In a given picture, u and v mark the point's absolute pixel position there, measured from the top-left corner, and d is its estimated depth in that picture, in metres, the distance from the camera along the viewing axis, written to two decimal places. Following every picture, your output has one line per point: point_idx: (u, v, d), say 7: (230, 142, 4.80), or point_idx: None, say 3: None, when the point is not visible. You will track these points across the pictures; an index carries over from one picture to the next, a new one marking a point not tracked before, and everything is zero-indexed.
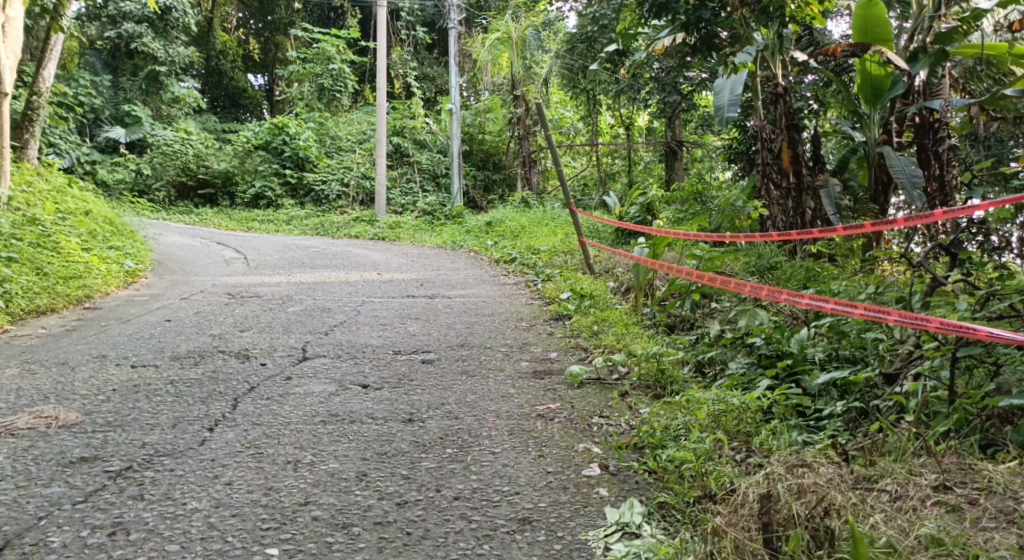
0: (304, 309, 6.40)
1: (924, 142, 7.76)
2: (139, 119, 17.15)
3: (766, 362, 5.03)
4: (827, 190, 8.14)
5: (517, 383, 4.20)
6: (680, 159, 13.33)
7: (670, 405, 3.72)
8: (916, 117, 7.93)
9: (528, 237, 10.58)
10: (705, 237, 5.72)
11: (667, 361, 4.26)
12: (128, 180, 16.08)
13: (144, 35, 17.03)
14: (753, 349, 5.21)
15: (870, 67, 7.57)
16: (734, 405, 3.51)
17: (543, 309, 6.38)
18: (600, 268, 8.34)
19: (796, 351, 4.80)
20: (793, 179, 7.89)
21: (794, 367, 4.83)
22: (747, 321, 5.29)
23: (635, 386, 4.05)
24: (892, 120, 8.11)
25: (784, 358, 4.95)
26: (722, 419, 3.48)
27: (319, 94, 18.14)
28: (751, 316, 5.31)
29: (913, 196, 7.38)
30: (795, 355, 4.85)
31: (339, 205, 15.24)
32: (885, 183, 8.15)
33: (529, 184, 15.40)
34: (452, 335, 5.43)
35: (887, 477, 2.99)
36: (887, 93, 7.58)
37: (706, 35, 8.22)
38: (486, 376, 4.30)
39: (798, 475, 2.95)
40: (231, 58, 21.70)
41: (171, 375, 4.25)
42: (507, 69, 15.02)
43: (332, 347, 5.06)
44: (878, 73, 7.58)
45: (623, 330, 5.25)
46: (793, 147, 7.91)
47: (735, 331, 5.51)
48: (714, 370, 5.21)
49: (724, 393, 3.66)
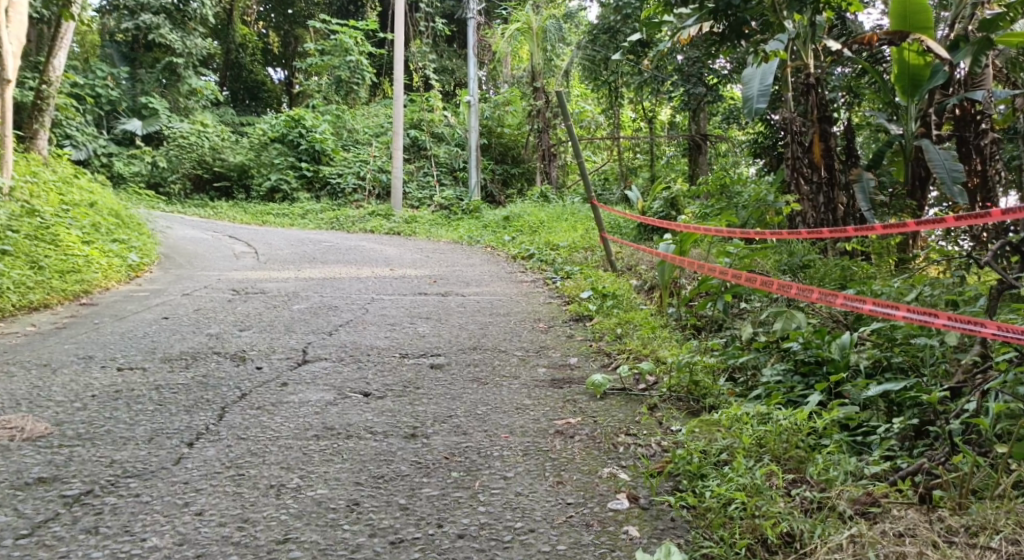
0: (310, 307, 6.05)
1: (965, 135, 7.46)
2: (156, 111, 16.81)
3: (805, 373, 4.65)
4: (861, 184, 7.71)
5: (534, 392, 3.83)
6: (705, 153, 12.89)
7: (706, 422, 3.36)
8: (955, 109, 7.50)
9: (546, 233, 10.19)
10: (730, 232, 5.34)
11: (700, 370, 3.88)
12: (144, 173, 15.81)
13: (162, 26, 16.78)
14: (790, 356, 4.82)
15: (908, 56, 7.05)
16: (782, 427, 3.15)
17: (563, 309, 5.99)
18: (622, 264, 7.95)
19: (838, 360, 4.45)
20: (825, 174, 7.50)
21: (835, 375, 4.50)
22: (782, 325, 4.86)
23: (666, 399, 3.68)
24: (930, 111, 7.49)
25: (823, 368, 4.60)
26: (768, 443, 3.12)
27: (336, 87, 17.81)
28: (786, 318, 4.77)
29: (953, 192, 6.91)
30: (835, 363, 4.50)
31: (354, 199, 14.89)
32: (923, 178, 7.70)
33: (549, 178, 14.96)
34: (464, 338, 5.06)
35: (992, 532, 2.58)
36: (926, 83, 7.08)
37: (735, 22, 7.78)
38: (499, 384, 3.93)
39: (890, 536, 2.63)
40: (250, 52, 21.45)
41: (158, 379, 3.91)
42: (526, 61, 14.65)
43: (335, 349, 4.71)
44: (917, 62, 7.08)
45: (648, 333, 4.87)
46: (824, 140, 7.58)
47: (768, 334, 5.11)
48: (746, 377, 4.83)
49: (770, 412, 3.29)
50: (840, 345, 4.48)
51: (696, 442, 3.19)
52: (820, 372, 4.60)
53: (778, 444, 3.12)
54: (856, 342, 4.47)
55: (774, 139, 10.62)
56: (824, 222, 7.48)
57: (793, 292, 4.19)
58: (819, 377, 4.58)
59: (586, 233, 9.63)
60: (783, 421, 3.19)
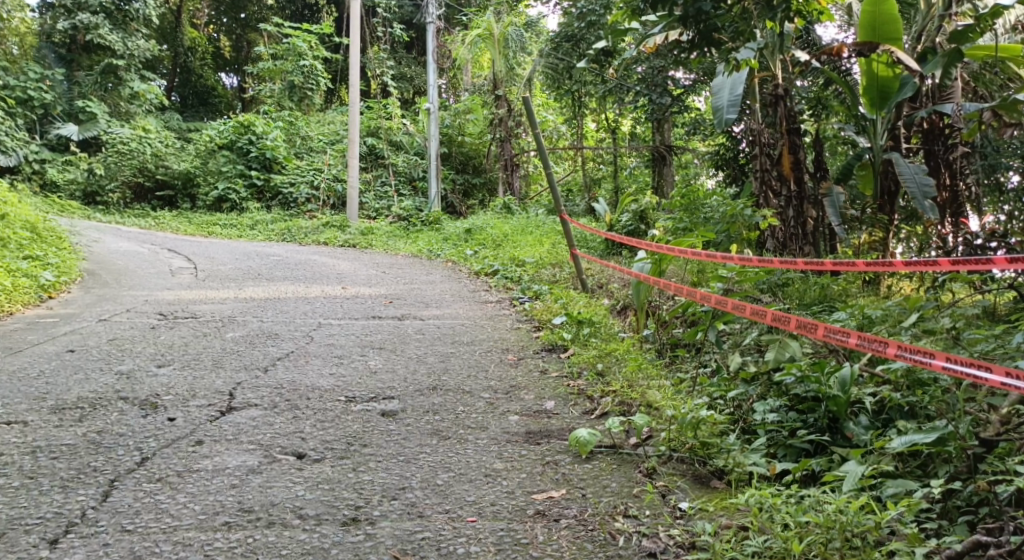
0: (246, 336, 5.33)
1: (933, 148, 7.28)
2: (95, 116, 15.77)
3: (803, 411, 4.10)
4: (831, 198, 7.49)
5: (506, 452, 3.21)
6: (670, 164, 12.22)
7: (722, 504, 2.92)
8: (923, 123, 7.35)
9: (511, 247, 9.50)
10: (719, 254, 4.75)
11: (705, 423, 3.32)
12: (79, 180, 14.71)
13: (101, 26, 15.84)
14: (786, 389, 4.25)
15: (877, 68, 6.73)
16: (835, 520, 2.69)
17: (533, 338, 5.33)
18: (592, 282, 7.37)
19: (841, 397, 3.93)
20: (794, 187, 7.29)
21: (838, 415, 3.94)
22: (775, 356, 4.33)
23: (666, 463, 3.15)
24: (898, 125, 7.29)
25: (822, 404, 4.06)
26: (818, 543, 2.67)
27: (289, 92, 16.93)
28: (779, 347, 4.35)
29: (924, 207, 6.74)
30: (836, 399, 3.97)
31: (307, 209, 14.15)
32: (892, 192, 7.36)
33: (511, 190, 14.10)
34: (421, 375, 4.38)
35: None
36: (894, 95, 6.79)
37: None
38: (464, 441, 3.29)
39: None
40: (200, 56, 20.56)
41: (37, 441, 3.23)
42: (487, 69, 14.01)
43: (267, 392, 3.96)
44: (886, 74, 6.74)
45: (634, 371, 4.26)
46: (794, 152, 7.32)
47: (761, 363, 4.53)
48: (736, 421, 4.24)
49: (813, 500, 2.81)
50: (841, 380, 3.95)
51: (720, 541, 2.73)
52: (819, 408, 4.07)
53: (825, 539, 2.68)
54: (858, 375, 3.96)
55: (742, 150, 10.10)
56: (794, 237, 7.28)
57: (823, 331, 3.61)
58: (818, 414, 4.05)
59: (553, 248, 8.97)
60: (829, 510, 2.71)
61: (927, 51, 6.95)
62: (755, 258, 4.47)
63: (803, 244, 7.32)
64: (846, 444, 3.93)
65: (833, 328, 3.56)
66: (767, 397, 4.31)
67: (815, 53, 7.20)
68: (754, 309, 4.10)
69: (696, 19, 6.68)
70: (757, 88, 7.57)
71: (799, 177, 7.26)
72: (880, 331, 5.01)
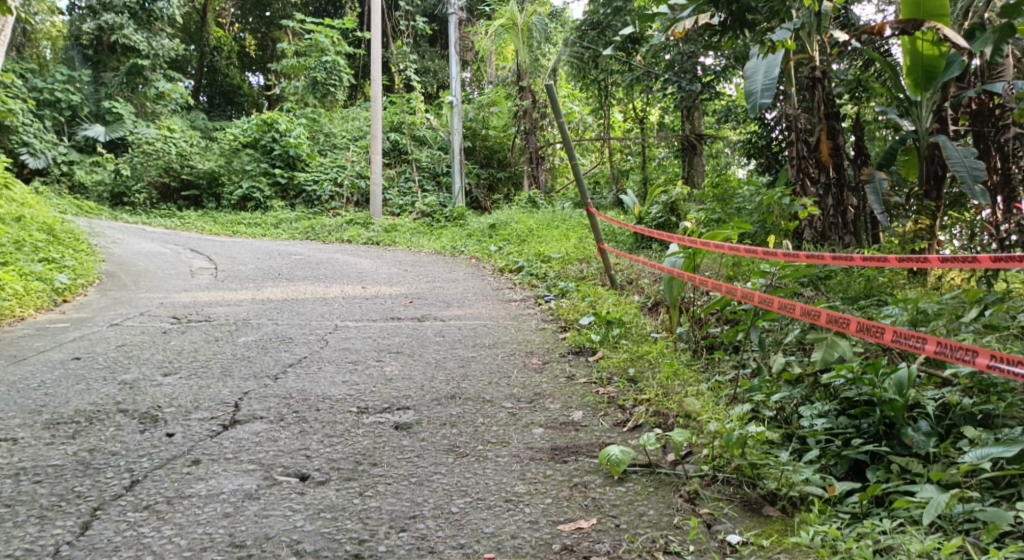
0: (259, 340, 5.07)
1: (983, 130, 6.92)
2: (120, 116, 15.64)
3: (857, 416, 3.85)
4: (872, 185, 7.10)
5: (528, 474, 3.01)
6: (701, 154, 11.83)
7: (782, 541, 2.73)
8: (972, 102, 7.03)
9: (537, 243, 9.19)
10: (752, 248, 4.45)
11: (753, 440, 3.09)
12: (106, 182, 14.52)
13: (125, 26, 15.69)
14: (836, 393, 4.02)
15: (920, 46, 6.31)
16: None
17: (560, 339, 5.02)
18: (622, 277, 7.06)
19: (899, 400, 3.70)
20: (832, 173, 6.97)
21: (895, 420, 3.71)
22: (823, 356, 4.06)
23: (712, 488, 2.95)
24: (945, 106, 6.87)
25: (877, 409, 3.81)
26: None
27: (312, 89, 16.66)
28: (826, 347, 4.09)
29: (974, 193, 6.36)
30: (893, 403, 3.74)
31: (331, 206, 13.95)
32: (940, 177, 6.84)
33: (536, 183, 13.77)
34: (440, 381, 4.10)
35: None
36: (939, 76, 6.37)
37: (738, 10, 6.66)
38: (480, 461, 3.07)
39: None
40: (225, 55, 20.39)
41: (24, 462, 3.04)
42: (512, 60, 13.69)
43: (275, 403, 3.69)
44: (930, 52, 6.34)
45: (669, 378, 3.96)
46: (832, 138, 7.01)
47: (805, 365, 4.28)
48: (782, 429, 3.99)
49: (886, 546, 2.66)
50: (898, 382, 3.74)
51: None
52: (874, 413, 3.81)
53: None
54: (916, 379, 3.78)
55: (774, 137, 9.71)
56: (833, 226, 6.98)
57: (891, 334, 3.39)
58: (873, 420, 3.79)
59: (580, 243, 8.64)
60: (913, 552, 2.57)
61: (975, 28, 6.53)
62: (791, 253, 4.16)
63: (843, 235, 7.01)
64: (905, 452, 3.68)
65: (906, 332, 3.35)
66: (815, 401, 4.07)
67: (855, 33, 6.82)
68: (803, 310, 3.86)
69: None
70: (791, 72, 7.22)
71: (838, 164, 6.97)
72: (933, 328, 4.68)
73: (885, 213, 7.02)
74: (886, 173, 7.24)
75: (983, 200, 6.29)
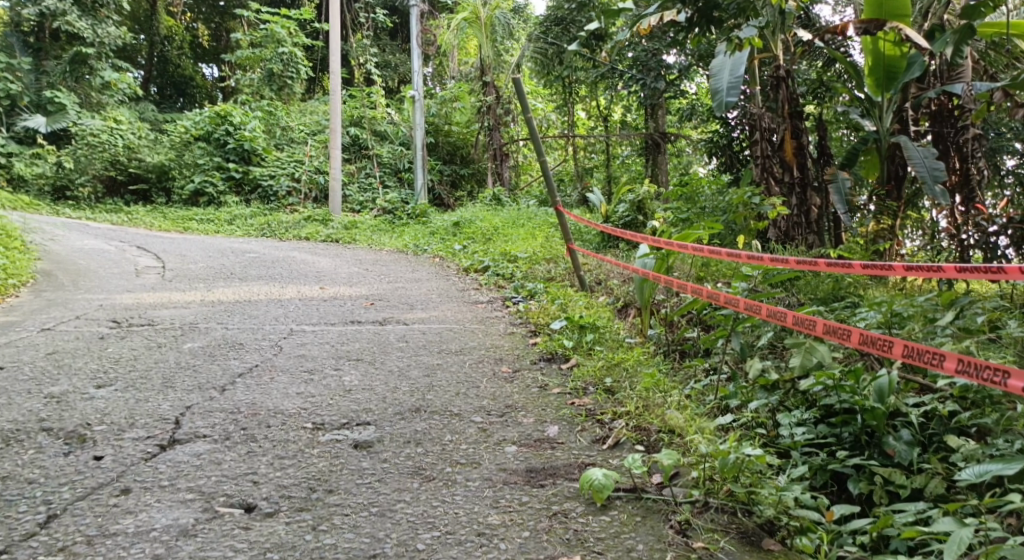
0: (206, 346, 4.74)
1: (942, 130, 6.80)
2: (63, 106, 15.00)
3: (837, 425, 3.87)
4: (836, 185, 6.92)
5: (493, 502, 2.84)
6: (665, 153, 11.56)
7: None
8: (931, 104, 6.88)
9: (502, 241, 8.91)
10: (721, 249, 4.27)
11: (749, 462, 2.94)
12: (48, 174, 13.89)
13: (69, 13, 15.04)
14: (814, 400, 4.05)
15: (884, 46, 6.20)
16: None
17: (529, 345, 4.75)
18: (591, 277, 6.82)
19: (880, 409, 3.72)
20: (796, 173, 6.96)
21: (877, 429, 3.75)
22: (801, 362, 4.02)
23: (712, 518, 2.83)
24: (905, 107, 6.74)
25: (857, 417, 3.84)
26: None
27: (268, 81, 16.17)
28: (805, 353, 4.06)
29: (935, 193, 6.18)
30: (874, 411, 3.76)
31: (288, 202, 13.54)
32: (900, 177, 6.85)
33: (500, 180, 13.48)
34: (403, 393, 3.82)
35: None
36: (902, 76, 6.23)
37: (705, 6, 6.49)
38: (449, 490, 2.88)
39: None
40: (177, 44, 19.73)
41: None
42: (474, 55, 13.39)
43: (221, 419, 3.36)
44: (892, 53, 6.23)
45: (648, 388, 3.70)
46: (796, 137, 6.97)
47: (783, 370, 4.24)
48: (754, 435, 3.97)
49: None
50: (880, 389, 3.73)
51: None
52: (854, 422, 3.84)
53: None
54: (896, 384, 3.75)
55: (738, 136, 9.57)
56: (796, 225, 6.91)
57: (904, 350, 3.22)
58: (853, 429, 3.82)
59: (546, 242, 8.38)
60: None
61: (936, 28, 6.41)
62: (777, 258, 3.92)
63: (807, 234, 6.95)
64: (886, 461, 3.70)
65: (921, 347, 3.19)
66: (793, 409, 4.08)
67: (818, 33, 6.69)
68: (798, 319, 3.66)
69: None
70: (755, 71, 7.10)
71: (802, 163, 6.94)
72: (909, 333, 4.55)
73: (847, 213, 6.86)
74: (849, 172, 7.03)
75: (943, 203, 6.15)
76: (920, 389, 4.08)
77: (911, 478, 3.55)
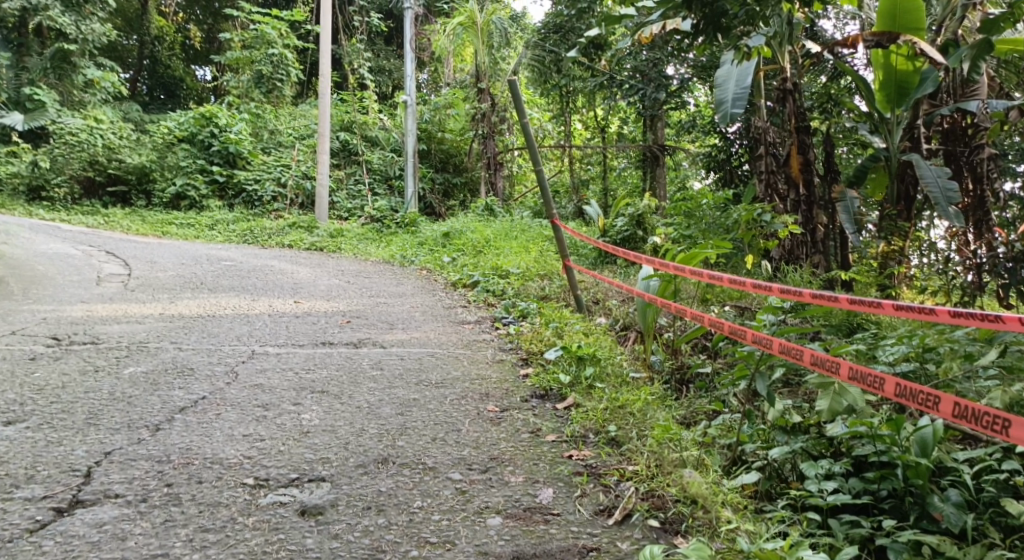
0: (150, 372, 4.14)
1: (955, 150, 6.14)
2: (43, 104, 14.32)
3: (873, 481, 3.24)
4: (845, 203, 6.37)
5: None
6: (663, 166, 10.92)
7: None
8: (943, 121, 6.22)
9: (493, 255, 8.33)
10: (733, 278, 3.59)
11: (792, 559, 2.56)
12: (23, 174, 13.14)
13: (51, 7, 14.31)
14: (843, 449, 3.43)
15: (895, 61, 5.67)
16: None
17: (521, 379, 4.14)
18: (587, 297, 6.23)
19: (924, 464, 3.14)
20: (803, 190, 6.37)
21: (921, 487, 3.15)
22: (831, 407, 3.33)
23: None
24: (917, 123, 6.06)
25: (898, 471, 3.24)
26: None
27: (257, 83, 15.52)
28: (834, 394, 3.36)
29: (949, 216, 5.61)
30: (918, 467, 3.16)
31: (273, 208, 12.97)
32: (909, 197, 6.21)
33: (494, 190, 12.87)
34: (370, 438, 3.23)
35: None
36: (914, 92, 5.73)
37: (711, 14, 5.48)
38: None
39: None
40: (167, 45, 19.05)
41: None
42: (470, 60, 12.83)
43: (138, 476, 2.86)
44: (905, 68, 5.69)
45: (661, 442, 3.18)
46: (803, 152, 6.42)
47: (809, 414, 3.66)
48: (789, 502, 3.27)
49: None
50: (922, 441, 3.19)
51: None
52: (895, 477, 3.23)
53: None
54: (941, 436, 3.20)
55: (736, 151, 9.01)
56: (802, 244, 6.33)
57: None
58: (893, 486, 3.22)
59: (540, 257, 7.79)
60: None
61: (950, 42, 5.79)
62: (820, 293, 3.19)
63: (814, 253, 6.36)
64: (932, 528, 3.11)
65: None
66: (818, 458, 3.43)
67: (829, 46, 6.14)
68: (858, 373, 2.95)
69: (702, 1, 5.40)
70: (761, 83, 6.55)
71: (810, 179, 6.37)
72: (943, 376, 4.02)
73: (857, 233, 6.32)
74: (857, 191, 6.50)
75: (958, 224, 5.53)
76: (963, 440, 3.52)
77: (964, 549, 2.97)
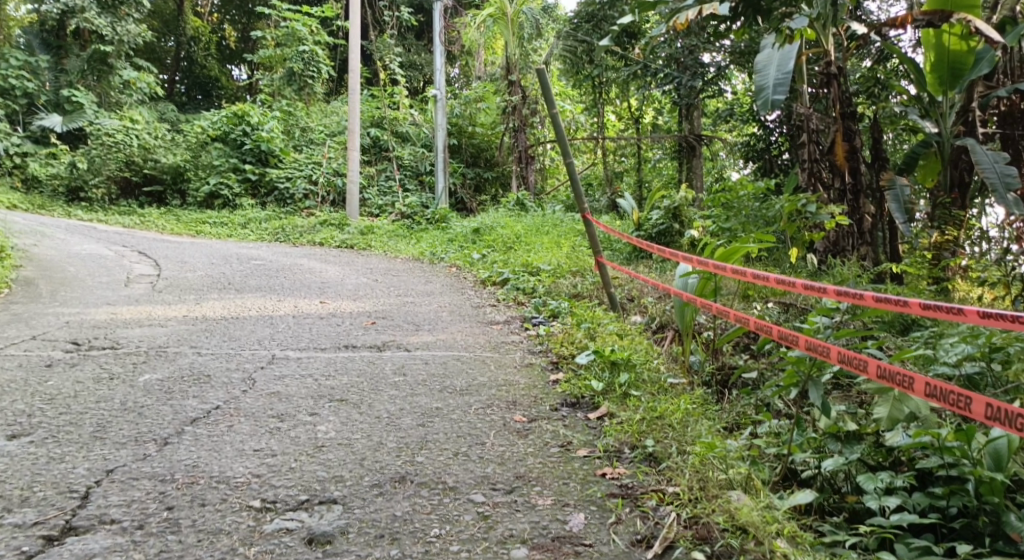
0: (167, 379, 3.98)
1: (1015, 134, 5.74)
2: (80, 106, 14.36)
3: (941, 497, 2.95)
4: (896, 192, 5.90)
5: None
6: (699, 157, 10.59)
7: None
8: (1000, 104, 5.85)
9: (524, 251, 8.10)
10: (781, 279, 3.28)
11: None
12: (61, 175, 13.22)
13: (87, 9, 14.33)
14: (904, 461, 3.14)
15: (947, 41, 5.35)
16: None
17: (552, 384, 3.91)
18: (621, 293, 5.98)
19: (1000, 479, 2.85)
20: (848, 179, 6.05)
21: (996, 503, 2.86)
22: (889, 414, 3.11)
23: None
24: (971, 105, 5.69)
25: (969, 485, 2.94)
26: None
27: (289, 80, 15.42)
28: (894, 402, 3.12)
29: (1007, 203, 5.20)
30: (992, 481, 2.87)
31: (305, 205, 12.85)
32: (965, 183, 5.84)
33: (525, 184, 12.61)
34: (388, 455, 3.06)
35: None
36: (967, 74, 5.41)
37: None
38: None
39: None
40: (203, 45, 19.04)
41: None
42: (500, 53, 12.59)
43: (138, 501, 2.77)
44: (958, 48, 5.36)
45: (705, 461, 2.97)
46: (848, 139, 6.07)
47: (863, 421, 3.40)
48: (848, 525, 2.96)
49: None
50: (996, 453, 2.93)
51: None
52: (966, 492, 2.93)
53: None
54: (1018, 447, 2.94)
55: (775, 139, 8.67)
56: (848, 235, 6.01)
57: None
58: (964, 502, 2.92)
59: (573, 253, 7.54)
60: None
61: (1008, 19, 5.47)
62: (884, 297, 2.87)
63: (860, 244, 6.03)
64: (1010, 550, 2.81)
65: None
66: (876, 469, 3.14)
67: (874, 26, 5.78)
68: (938, 390, 2.63)
69: None
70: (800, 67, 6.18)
71: (855, 167, 6.03)
72: None
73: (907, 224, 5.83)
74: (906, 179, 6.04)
75: (1016, 210, 5.11)
76: None
77: None
